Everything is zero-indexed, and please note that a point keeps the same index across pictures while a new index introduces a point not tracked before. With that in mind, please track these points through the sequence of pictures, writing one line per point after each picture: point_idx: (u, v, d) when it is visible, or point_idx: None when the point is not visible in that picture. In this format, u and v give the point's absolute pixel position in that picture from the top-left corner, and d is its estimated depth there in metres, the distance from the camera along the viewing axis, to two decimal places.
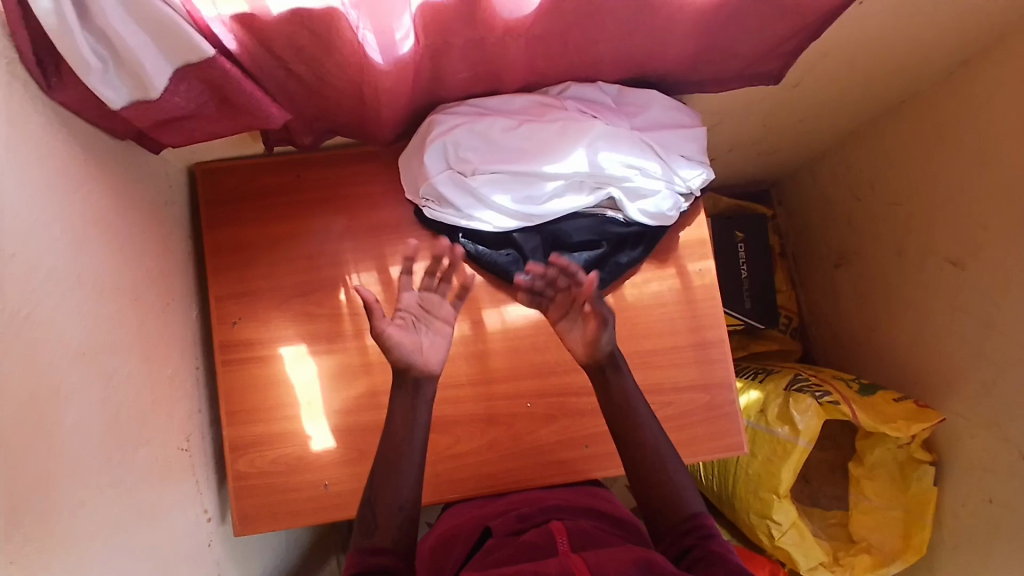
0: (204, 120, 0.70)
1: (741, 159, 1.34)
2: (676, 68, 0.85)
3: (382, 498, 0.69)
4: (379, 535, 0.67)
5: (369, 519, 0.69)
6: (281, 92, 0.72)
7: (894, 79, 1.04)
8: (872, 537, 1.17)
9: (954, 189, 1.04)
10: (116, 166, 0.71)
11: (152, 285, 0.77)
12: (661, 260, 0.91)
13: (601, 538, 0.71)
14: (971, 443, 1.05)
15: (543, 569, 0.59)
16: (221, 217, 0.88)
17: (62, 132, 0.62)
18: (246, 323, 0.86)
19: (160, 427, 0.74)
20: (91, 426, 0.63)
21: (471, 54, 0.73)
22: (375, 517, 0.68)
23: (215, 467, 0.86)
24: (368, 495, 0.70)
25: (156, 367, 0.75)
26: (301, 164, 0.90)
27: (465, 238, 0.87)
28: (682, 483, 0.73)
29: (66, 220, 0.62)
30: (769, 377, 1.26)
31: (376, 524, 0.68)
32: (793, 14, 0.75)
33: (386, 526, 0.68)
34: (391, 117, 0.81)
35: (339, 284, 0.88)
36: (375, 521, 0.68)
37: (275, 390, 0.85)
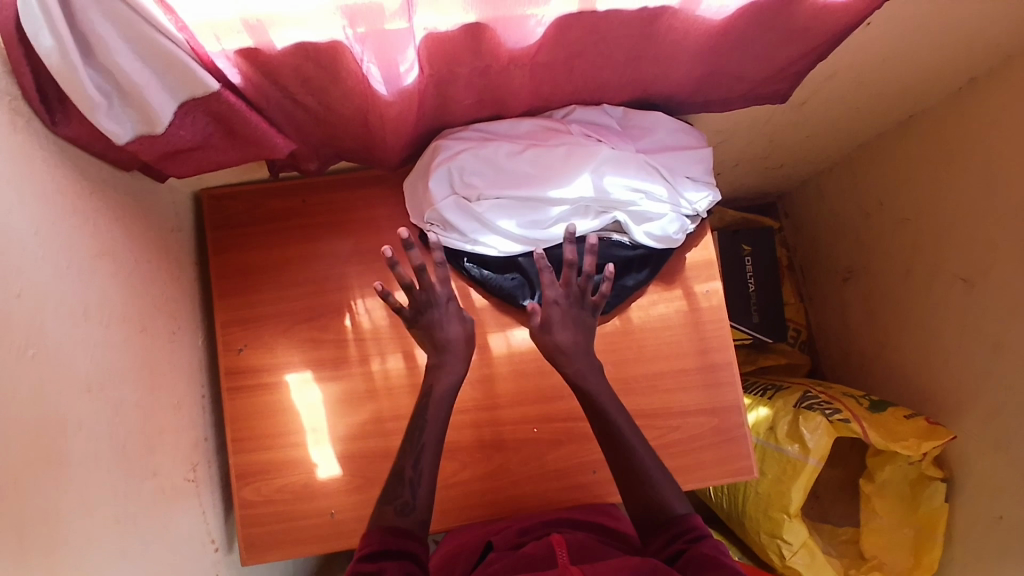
0: (210, 152, 0.70)
1: (748, 173, 1.33)
2: (683, 91, 0.84)
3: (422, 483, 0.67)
4: (411, 516, 0.65)
5: (407, 502, 0.65)
6: (287, 122, 0.72)
7: (903, 94, 1.03)
8: (884, 556, 1.15)
9: (964, 205, 1.02)
10: (123, 196, 0.71)
11: (160, 314, 0.77)
12: (668, 282, 0.91)
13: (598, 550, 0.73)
14: (982, 462, 1.04)
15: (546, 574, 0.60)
16: (226, 243, 0.88)
17: (68, 167, 0.62)
18: (252, 350, 0.86)
19: (167, 457, 0.74)
20: (99, 461, 0.62)
21: (477, 82, 0.73)
22: (413, 498, 0.66)
23: (221, 495, 0.86)
24: (409, 475, 0.67)
25: (162, 396, 0.75)
26: (306, 188, 0.90)
27: (471, 262, 0.86)
28: (672, 493, 0.72)
29: (75, 255, 0.62)
30: (778, 393, 1.25)
31: (414, 506, 0.65)
32: (800, 38, 0.74)
33: (421, 505, 0.66)
34: (397, 143, 0.81)
35: (344, 309, 0.87)
36: (413, 501, 0.66)
37: (281, 416, 0.85)
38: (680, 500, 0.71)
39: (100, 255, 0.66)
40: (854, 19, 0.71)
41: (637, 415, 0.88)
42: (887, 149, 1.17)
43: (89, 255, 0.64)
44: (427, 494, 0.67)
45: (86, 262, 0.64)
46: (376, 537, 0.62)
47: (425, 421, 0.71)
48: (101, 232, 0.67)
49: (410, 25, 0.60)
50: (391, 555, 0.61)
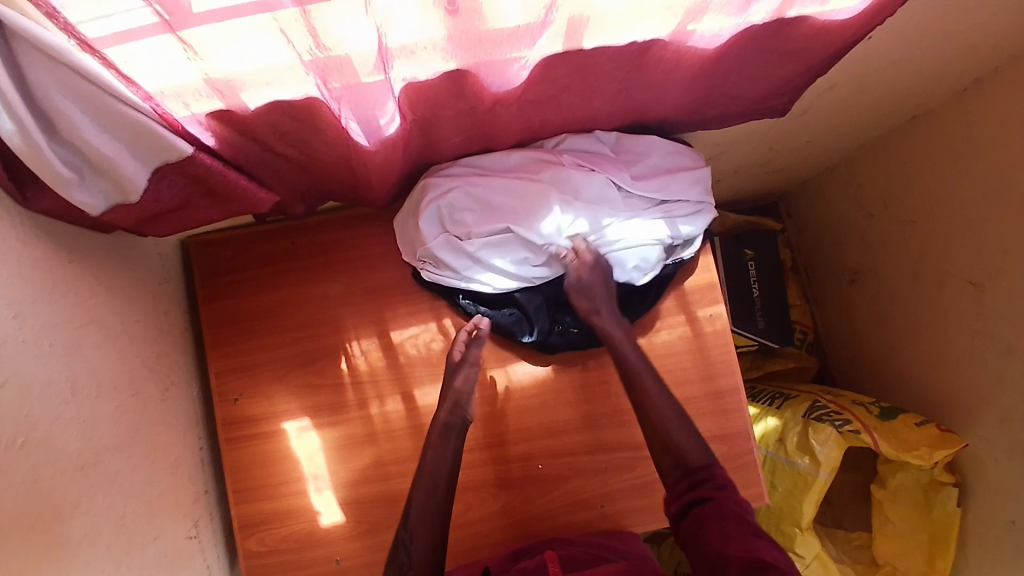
0: (192, 211, 0.68)
1: (748, 177, 1.30)
2: (677, 114, 0.81)
3: (419, 536, 0.72)
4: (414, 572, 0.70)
5: (402, 560, 0.71)
6: (270, 174, 0.70)
7: (906, 95, 0.99)
8: (899, 563, 1.12)
9: (971, 208, 0.99)
10: (104, 259, 0.69)
11: (152, 373, 0.75)
12: (670, 308, 0.88)
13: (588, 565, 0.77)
14: (995, 467, 1.02)
15: None
16: (217, 290, 0.86)
17: (44, 242, 0.60)
18: (249, 399, 0.84)
19: (167, 518, 0.73)
20: (97, 537, 0.61)
21: (462, 123, 0.70)
22: (409, 558, 0.71)
23: (225, 546, 0.85)
24: (404, 534, 0.73)
25: (159, 456, 0.74)
26: (295, 230, 0.88)
27: (466, 298, 0.85)
28: (693, 437, 0.73)
29: (55, 330, 0.60)
30: (786, 403, 1.23)
31: (408, 565, 0.71)
32: (796, 57, 0.71)
33: (419, 561, 0.71)
34: (384, 185, 0.78)
35: (340, 352, 0.86)
36: (409, 558, 0.71)
37: (282, 465, 0.84)
38: (698, 449, 0.72)
39: (82, 325, 0.65)
40: (853, 36, 0.68)
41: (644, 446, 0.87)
42: (890, 149, 1.13)
43: (71, 327, 0.63)
44: (423, 551, 0.71)
45: (67, 337, 0.62)
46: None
47: (426, 478, 0.75)
48: (82, 301, 0.65)
49: (387, 78, 0.58)
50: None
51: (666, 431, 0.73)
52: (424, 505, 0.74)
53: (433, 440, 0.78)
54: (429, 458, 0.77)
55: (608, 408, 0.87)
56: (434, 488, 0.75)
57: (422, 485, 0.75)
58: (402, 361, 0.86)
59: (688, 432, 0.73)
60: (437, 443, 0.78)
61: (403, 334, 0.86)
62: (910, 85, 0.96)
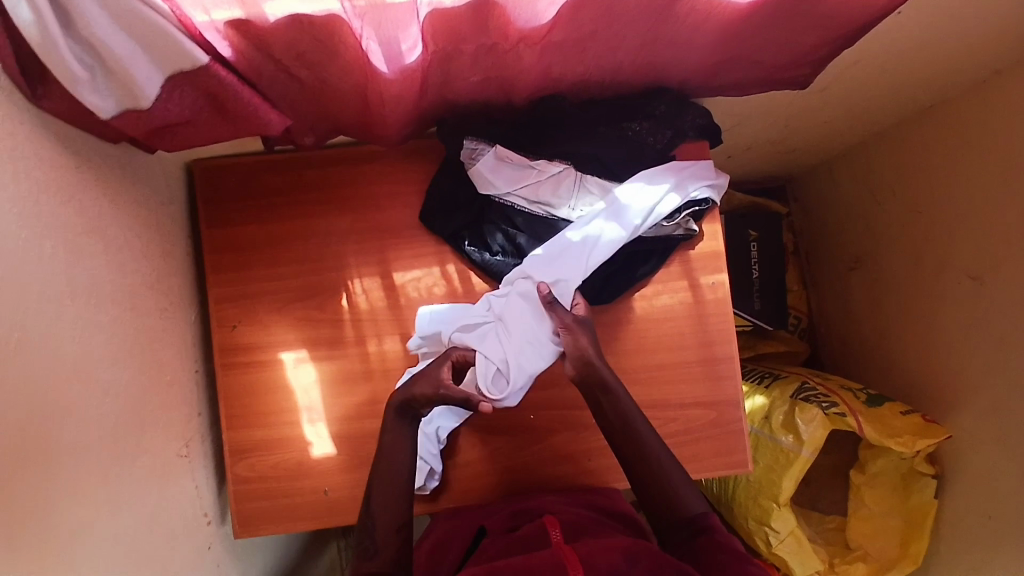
0: (200, 127, 0.67)
1: (760, 156, 1.29)
2: (699, 75, 0.79)
3: (382, 522, 0.75)
4: (379, 558, 0.73)
5: (370, 546, 0.74)
6: (281, 96, 0.68)
7: (926, 83, 0.97)
8: (870, 545, 1.17)
9: (978, 201, 0.99)
10: (110, 170, 0.69)
11: (151, 292, 0.75)
12: (673, 273, 0.88)
13: (586, 529, 0.79)
14: (974, 459, 1.04)
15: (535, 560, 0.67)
16: (219, 217, 0.85)
17: (50, 141, 0.59)
18: (246, 327, 0.84)
19: (158, 436, 0.74)
20: (87, 445, 0.61)
21: (482, 61, 0.68)
22: (374, 543, 0.74)
23: (215, 468, 0.86)
24: (366, 523, 0.75)
25: (154, 374, 0.74)
26: (302, 162, 0.87)
27: (472, 245, 0.85)
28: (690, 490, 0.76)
29: (55, 234, 0.59)
30: (775, 382, 1.25)
31: (375, 549, 0.73)
32: (825, 23, 0.70)
33: (384, 547, 0.73)
34: (397, 121, 0.77)
35: (340, 289, 0.86)
36: (375, 545, 0.74)
37: (274, 394, 0.84)
38: (699, 500, 0.75)
39: (87, 232, 0.64)
40: (885, 6, 0.66)
41: None
42: (903, 137, 1.12)
43: (76, 233, 0.63)
44: (387, 535, 0.74)
45: (69, 242, 0.61)
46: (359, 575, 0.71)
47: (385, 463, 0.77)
48: (87, 207, 0.65)
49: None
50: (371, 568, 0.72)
51: (666, 476, 0.76)
52: (391, 499, 0.76)
53: (392, 425, 0.78)
54: (393, 448, 0.77)
55: None
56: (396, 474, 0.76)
57: (386, 469, 0.77)
58: (403, 302, 0.86)
59: (689, 485, 0.76)
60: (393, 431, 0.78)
61: (406, 276, 0.86)
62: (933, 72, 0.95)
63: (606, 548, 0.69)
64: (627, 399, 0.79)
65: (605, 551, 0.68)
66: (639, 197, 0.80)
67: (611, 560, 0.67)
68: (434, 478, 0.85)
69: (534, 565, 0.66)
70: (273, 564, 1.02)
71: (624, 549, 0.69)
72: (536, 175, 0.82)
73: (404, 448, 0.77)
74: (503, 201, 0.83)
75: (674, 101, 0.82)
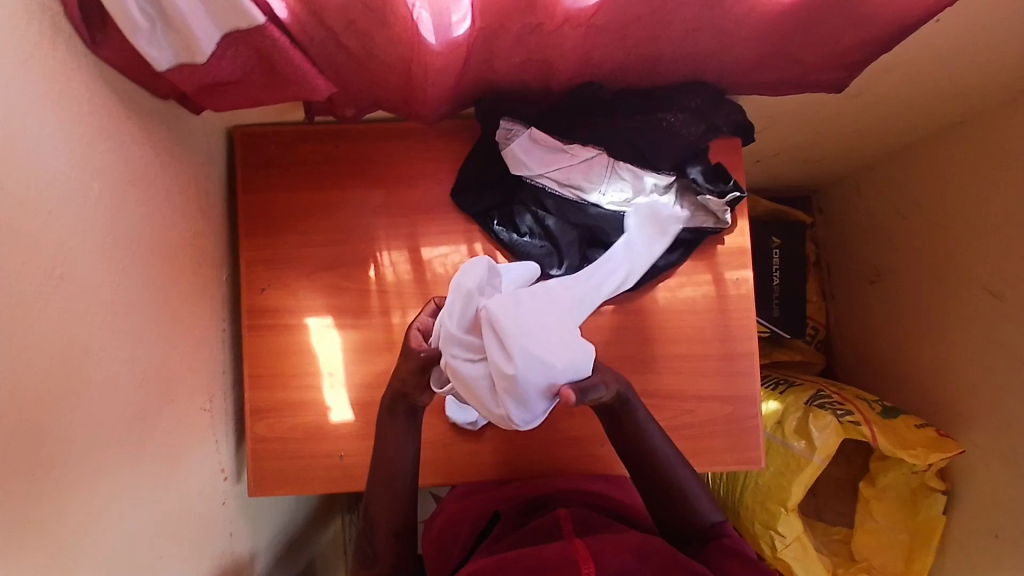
0: (249, 87, 0.69)
1: (787, 163, 1.29)
2: (738, 70, 0.80)
3: (378, 529, 0.77)
4: (380, 561, 0.77)
5: (370, 551, 0.78)
6: (328, 64, 0.70)
7: (954, 101, 0.97)
8: (875, 558, 1.16)
9: (1000, 215, 0.97)
10: (157, 127, 0.71)
11: (187, 249, 0.77)
12: (697, 266, 0.89)
13: (600, 521, 0.76)
14: (984, 476, 1.03)
15: (546, 553, 0.65)
16: (256, 181, 0.87)
17: (105, 88, 0.62)
18: (275, 291, 0.86)
19: (184, 388, 0.75)
20: (120, 384, 0.63)
21: (525, 41, 0.70)
22: (374, 549, 0.77)
23: (235, 427, 0.88)
24: (368, 526, 0.78)
25: (186, 328, 0.76)
26: (341, 135, 0.89)
27: (501, 226, 0.86)
28: (703, 499, 0.77)
29: (105, 178, 0.62)
30: (790, 389, 1.24)
31: (375, 557, 0.77)
32: (867, 25, 0.70)
33: (383, 555, 0.77)
34: (437, 98, 0.79)
35: (369, 260, 0.87)
36: (375, 553, 0.77)
37: (299, 358, 0.86)
38: (711, 507, 0.77)
39: (133, 182, 0.66)
40: (928, 9, 0.67)
41: (651, 395, 0.89)
42: (927, 151, 1.12)
43: (124, 181, 0.65)
44: (387, 547, 0.77)
45: (118, 188, 0.64)
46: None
47: (385, 466, 0.77)
48: (135, 158, 0.67)
49: None
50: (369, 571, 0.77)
51: (680, 484, 0.77)
52: (390, 512, 0.77)
53: (389, 428, 0.77)
54: (392, 452, 0.77)
55: (622, 353, 0.88)
56: (394, 484, 0.77)
57: (383, 474, 0.77)
58: (429, 278, 0.88)
59: (702, 492, 0.78)
60: (388, 423, 0.77)
61: (433, 251, 0.88)
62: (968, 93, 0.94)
63: (619, 546, 0.66)
64: (642, 408, 0.77)
65: (618, 550, 0.66)
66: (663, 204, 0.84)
67: (624, 560, 0.65)
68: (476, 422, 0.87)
69: (544, 559, 0.64)
70: (282, 528, 1.04)
71: (635, 547, 0.67)
72: (570, 159, 0.83)
73: (405, 451, 0.77)
74: (534, 182, 0.85)
75: (710, 96, 0.82)
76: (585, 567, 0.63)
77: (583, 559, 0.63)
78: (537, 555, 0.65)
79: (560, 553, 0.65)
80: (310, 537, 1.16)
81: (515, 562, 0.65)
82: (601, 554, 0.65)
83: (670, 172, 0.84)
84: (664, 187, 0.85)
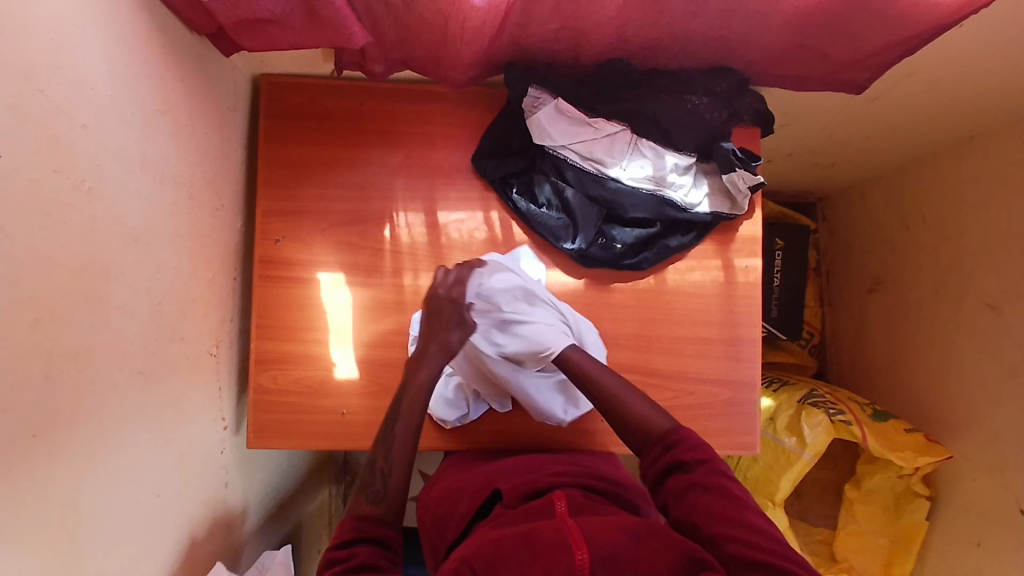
0: (286, 28, 0.68)
1: (798, 167, 1.31)
2: (766, 59, 0.81)
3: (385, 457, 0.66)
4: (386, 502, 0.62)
5: (378, 490, 0.63)
6: (366, 12, 0.69)
7: (969, 113, 0.99)
8: (854, 560, 1.17)
9: (1007, 227, 0.99)
10: (188, 58, 0.70)
11: (207, 188, 0.77)
12: (709, 251, 0.90)
13: (599, 506, 0.67)
14: (969, 486, 1.04)
15: (539, 537, 0.56)
16: (279, 132, 0.87)
17: (144, 11, 0.61)
18: (288, 243, 0.86)
19: (193, 327, 0.75)
20: (135, 310, 0.62)
21: (564, 7, 0.70)
22: (386, 486, 0.63)
23: (236, 378, 0.88)
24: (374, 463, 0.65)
25: (198, 266, 0.75)
26: (366, 92, 0.89)
27: (519, 196, 0.87)
28: (652, 408, 0.71)
29: (137, 101, 0.61)
30: (783, 387, 1.26)
31: (384, 495, 0.63)
32: (898, 23, 0.71)
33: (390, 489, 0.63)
34: (468, 61, 0.79)
35: (385, 219, 0.88)
36: (384, 488, 0.63)
37: (307, 311, 0.86)
38: (661, 416, 0.70)
39: (162, 111, 0.66)
40: (956, 11, 0.68)
41: (654, 374, 0.89)
42: (941, 164, 1.13)
43: (154, 110, 0.64)
44: (401, 479, 0.65)
45: (147, 114, 0.63)
46: (354, 524, 0.60)
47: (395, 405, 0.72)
48: (167, 86, 0.66)
49: None
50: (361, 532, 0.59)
51: (627, 403, 0.72)
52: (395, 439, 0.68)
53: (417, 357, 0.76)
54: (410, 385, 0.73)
55: (628, 330, 0.89)
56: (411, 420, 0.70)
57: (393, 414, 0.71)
58: (443, 242, 0.88)
59: (649, 404, 0.72)
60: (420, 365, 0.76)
61: (450, 217, 0.88)
62: (984, 107, 0.96)
63: (609, 527, 0.57)
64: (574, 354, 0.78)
65: (610, 530, 0.57)
66: (681, 185, 0.86)
67: (620, 543, 0.55)
68: (462, 420, 0.89)
69: (535, 547, 0.55)
70: (274, 485, 1.04)
71: (630, 528, 0.57)
72: (593, 133, 0.83)
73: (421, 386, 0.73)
74: (556, 153, 0.85)
75: (737, 82, 0.83)
76: (578, 554, 0.53)
77: (577, 546, 0.54)
78: (526, 540, 0.56)
79: (552, 537, 0.56)
80: (299, 499, 1.15)
81: (501, 549, 0.56)
82: (592, 535, 0.56)
83: (690, 153, 0.85)
84: (684, 167, 0.85)
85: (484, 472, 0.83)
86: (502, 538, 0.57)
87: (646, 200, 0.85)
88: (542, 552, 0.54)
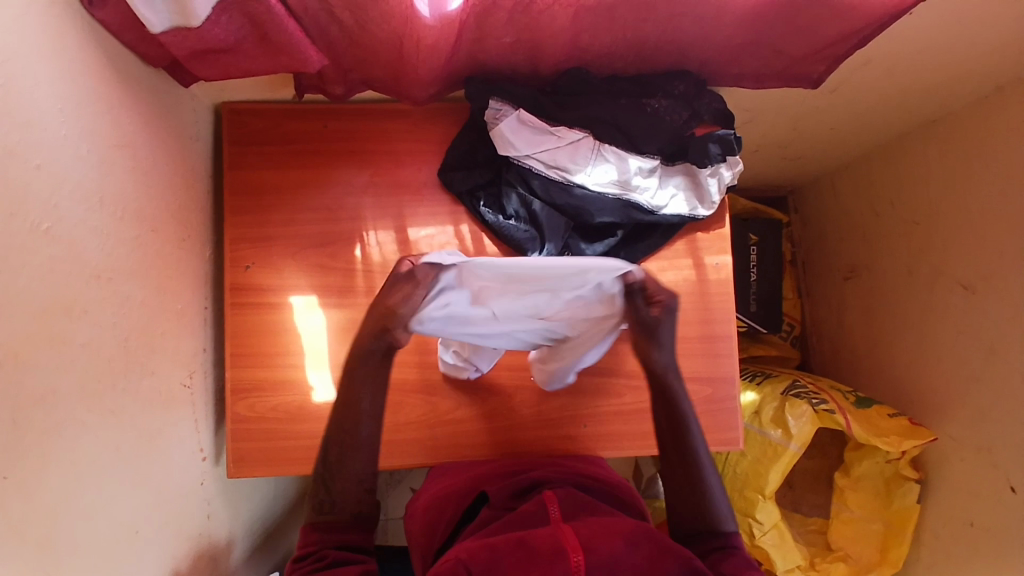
0: (242, 55, 0.69)
1: (764, 161, 1.33)
2: (721, 58, 0.82)
3: (343, 474, 0.69)
4: (340, 509, 0.68)
5: (326, 499, 0.69)
6: (321, 36, 0.69)
7: (927, 97, 1.00)
8: (851, 547, 1.17)
9: (976, 206, 1.00)
10: (145, 91, 0.70)
11: (172, 219, 0.76)
12: (681, 249, 0.91)
13: (592, 503, 0.68)
14: (959, 466, 1.04)
15: (533, 540, 0.57)
16: (243, 157, 0.87)
17: (96, 47, 0.61)
18: (259, 268, 0.86)
19: (164, 360, 0.74)
20: (103, 345, 0.62)
21: (517, 19, 0.71)
22: (334, 495, 0.69)
23: (214, 408, 0.87)
24: (324, 473, 0.69)
25: (165, 299, 0.75)
26: (330, 114, 0.89)
27: (487, 208, 0.87)
28: (722, 500, 0.71)
29: (93, 139, 0.61)
30: (766, 380, 1.28)
31: (333, 505, 0.69)
32: (845, 19, 0.72)
33: (342, 505, 0.68)
34: (427, 78, 0.79)
35: (355, 239, 0.88)
36: (331, 499, 0.69)
37: (283, 336, 0.86)
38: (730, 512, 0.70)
39: (119, 144, 0.65)
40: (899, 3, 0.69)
41: (634, 375, 0.90)
42: (906, 150, 1.15)
43: (112, 144, 0.64)
44: (352, 491, 0.69)
45: (105, 151, 0.63)
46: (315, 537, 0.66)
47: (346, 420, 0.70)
48: (123, 121, 0.66)
49: None
50: (332, 543, 0.66)
51: (703, 478, 0.71)
52: (347, 455, 0.70)
53: (356, 387, 0.71)
54: (357, 400, 0.70)
55: None
56: (374, 421, 0.71)
57: (348, 429, 0.70)
58: None
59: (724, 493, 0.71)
60: (364, 398, 0.71)
61: (420, 232, 0.89)
62: (941, 92, 0.98)
63: (606, 532, 0.59)
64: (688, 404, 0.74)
65: (606, 536, 0.58)
66: (648, 191, 0.86)
67: (615, 549, 0.57)
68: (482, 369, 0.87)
69: (532, 549, 0.56)
70: (260, 514, 1.02)
71: (626, 534, 0.59)
72: (556, 141, 0.84)
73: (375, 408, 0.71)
74: (521, 163, 0.85)
75: (695, 83, 0.85)
76: (574, 558, 0.55)
77: (572, 549, 0.56)
78: (523, 544, 0.57)
79: (549, 541, 0.57)
80: (287, 527, 1.14)
81: (499, 549, 0.57)
82: (590, 540, 0.57)
83: (654, 156, 0.86)
84: (648, 170, 0.86)
85: (471, 476, 0.82)
86: (499, 542, 0.57)
87: (611, 204, 0.86)
88: (537, 556, 0.55)
